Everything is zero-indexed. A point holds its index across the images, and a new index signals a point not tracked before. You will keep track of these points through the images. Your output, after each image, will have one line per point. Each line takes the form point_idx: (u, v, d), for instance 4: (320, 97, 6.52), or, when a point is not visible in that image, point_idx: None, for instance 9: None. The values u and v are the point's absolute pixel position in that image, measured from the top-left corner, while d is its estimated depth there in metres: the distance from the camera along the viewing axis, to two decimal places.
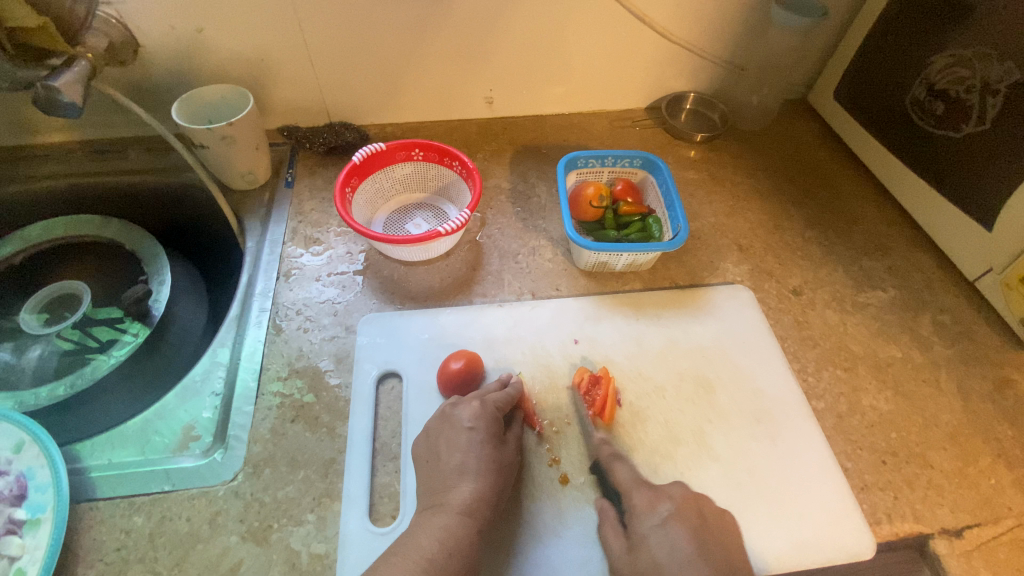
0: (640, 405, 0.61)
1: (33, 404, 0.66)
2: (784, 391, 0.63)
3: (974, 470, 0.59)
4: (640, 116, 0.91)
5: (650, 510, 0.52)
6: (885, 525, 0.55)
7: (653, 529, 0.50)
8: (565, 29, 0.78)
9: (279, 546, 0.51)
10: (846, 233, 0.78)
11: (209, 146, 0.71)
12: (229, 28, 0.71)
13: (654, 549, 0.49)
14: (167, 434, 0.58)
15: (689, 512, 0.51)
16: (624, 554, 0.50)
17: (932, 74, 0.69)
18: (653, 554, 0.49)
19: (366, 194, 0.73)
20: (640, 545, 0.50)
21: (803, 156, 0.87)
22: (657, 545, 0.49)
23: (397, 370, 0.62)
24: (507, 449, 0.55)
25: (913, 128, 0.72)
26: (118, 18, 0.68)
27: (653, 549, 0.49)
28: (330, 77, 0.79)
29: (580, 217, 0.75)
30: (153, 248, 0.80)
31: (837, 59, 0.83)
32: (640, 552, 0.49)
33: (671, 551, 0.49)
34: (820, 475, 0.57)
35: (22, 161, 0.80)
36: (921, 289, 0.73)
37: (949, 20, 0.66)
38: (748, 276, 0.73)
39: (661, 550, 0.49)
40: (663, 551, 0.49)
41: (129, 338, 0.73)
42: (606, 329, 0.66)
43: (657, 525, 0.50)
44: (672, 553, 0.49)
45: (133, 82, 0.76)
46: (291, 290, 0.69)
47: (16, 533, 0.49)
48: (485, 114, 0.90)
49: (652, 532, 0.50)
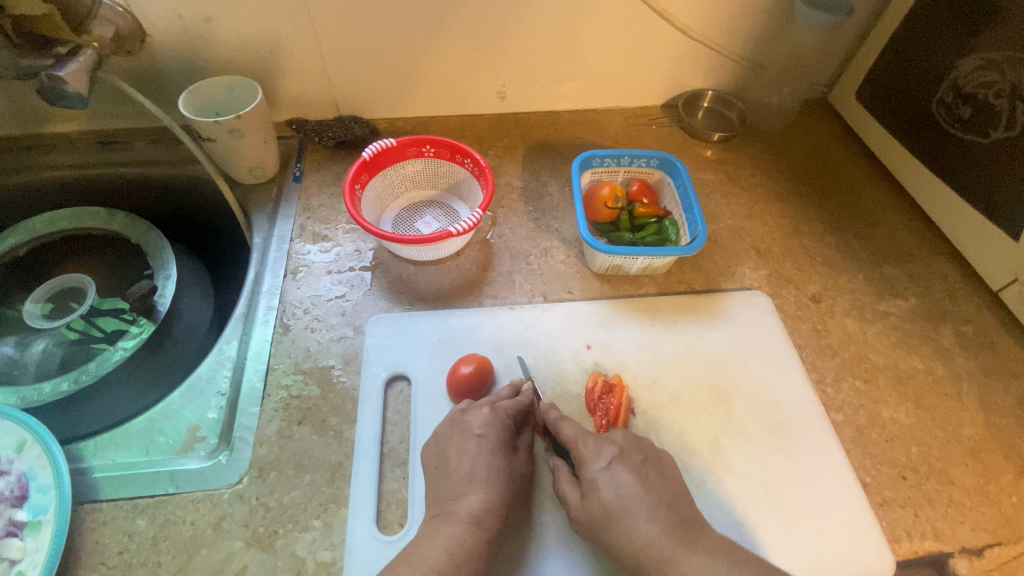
0: (653, 414, 0.59)
1: (37, 401, 0.63)
2: (802, 401, 0.61)
3: (996, 488, 0.57)
4: (656, 114, 0.89)
5: (595, 457, 0.51)
6: (904, 542, 0.54)
7: (600, 472, 0.50)
8: (581, 23, 0.76)
9: (284, 553, 0.50)
10: (866, 239, 0.76)
11: (216, 140, 0.70)
12: (237, 17, 0.69)
13: (602, 491, 0.49)
14: (172, 435, 0.57)
15: (632, 452, 0.51)
16: (578, 502, 0.50)
17: (959, 76, 0.67)
18: (602, 496, 0.48)
19: (376, 190, 0.72)
20: (590, 492, 0.49)
21: (823, 157, 0.85)
22: (605, 486, 0.49)
23: (406, 373, 0.61)
24: (519, 457, 0.54)
25: (938, 132, 0.70)
26: (126, 6, 0.66)
27: (601, 490, 0.49)
28: (340, 70, 0.77)
29: (594, 218, 0.73)
30: (159, 241, 0.77)
31: (860, 59, 0.81)
32: (591, 497, 0.49)
33: (617, 492, 0.48)
34: (838, 490, 0.56)
35: (27, 152, 0.78)
36: (943, 299, 0.71)
37: (977, 22, 0.64)
38: (766, 282, 0.71)
39: (608, 491, 0.48)
40: (610, 491, 0.48)
41: (136, 331, 0.72)
42: (619, 335, 0.65)
43: (603, 468, 0.50)
44: (620, 491, 0.48)
45: (139, 72, 0.74)
46: (299, 288, 0.67)
47: (18, 535, 0.48)
48: (497, 110, 0.88)
49: (599, 475, 0.49)
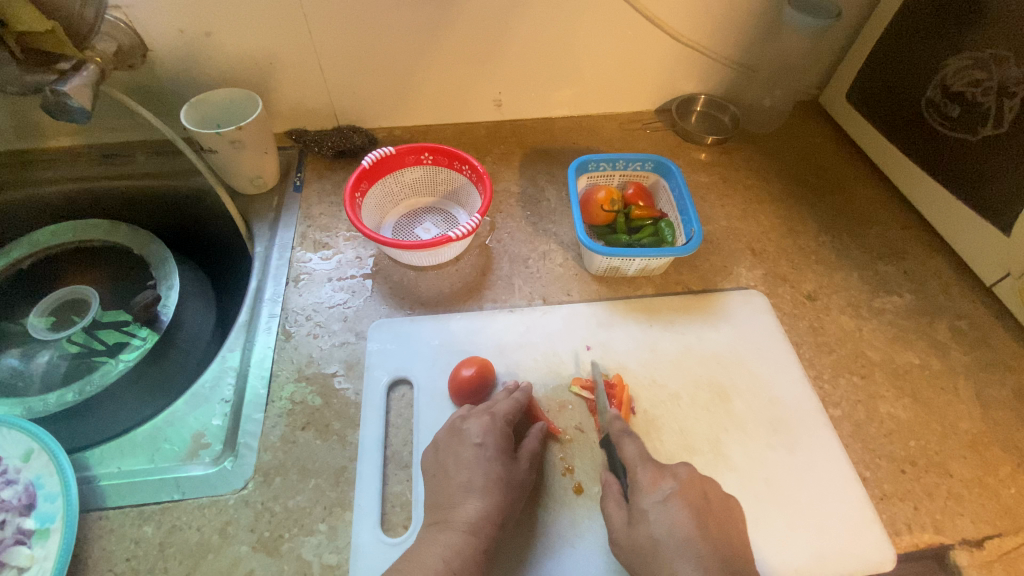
0: (655, 413, 0.60)
1: (41, 411, 0.64)
2: (800, 398, 0.62)
3: (994, 480, 0.58)
4: (650, 119, 0.91)
5: (653, 487, 0.51)
6: (905, 535, 0.54)
7: (654, 505, 0.49)
8: (575, 31, 0.77)
9: (290, 556, 0.51)
10: (860, 236, 0.77)
11: (218, 151, 0.71)
12: (237, 31, 0.71)
13: (652, 525, 0.48)
14: (177, 442, 0.57)
15: (694, 492, 0.51)
16: (624, 527, 0.50)
17: (947, 76, 0.68)
18: (651, 529, 0.48)
19: (375, 198, 0.73)
20: (639, 521, 0.49)
21: (815, 159, 0.86)
22: (657, 522, 0.48)
23: (408, 377, 0.61)
24: (519, 465, 0.54)
25: (927, 130, 0.71)
26: (128, 22, 0.67)
27: (652, 524, 0.48)
28: (339, 81, 0.79)
29: (591, 222, 0.74)
30: (162, 252, 0.78)
31: (849, 62, 0.83)
32: (639, 527, 0.49)
33: (671, 528, 0.48)
34: (839, 484, 0.57)
35: (27, 167, 0.80)
36: (937, 295, 0.72)
37: (963, 22, 0.65)
38: (762, 281, 0.72)
39: (660, 526, 0.48)
40: (661, 527, 0.48)
41: (139, 342, 0.73)
42: (619, 335, 0.65)
43: (660, 501, 0.50)
44: (672, 531, 0.48)
45: (142, 86, 0.76)
46: (301, 295, 0.68)
47: (26, 543, 0.49)
48: (494, 117, 0.89)
49: (652, 507, 0.49)
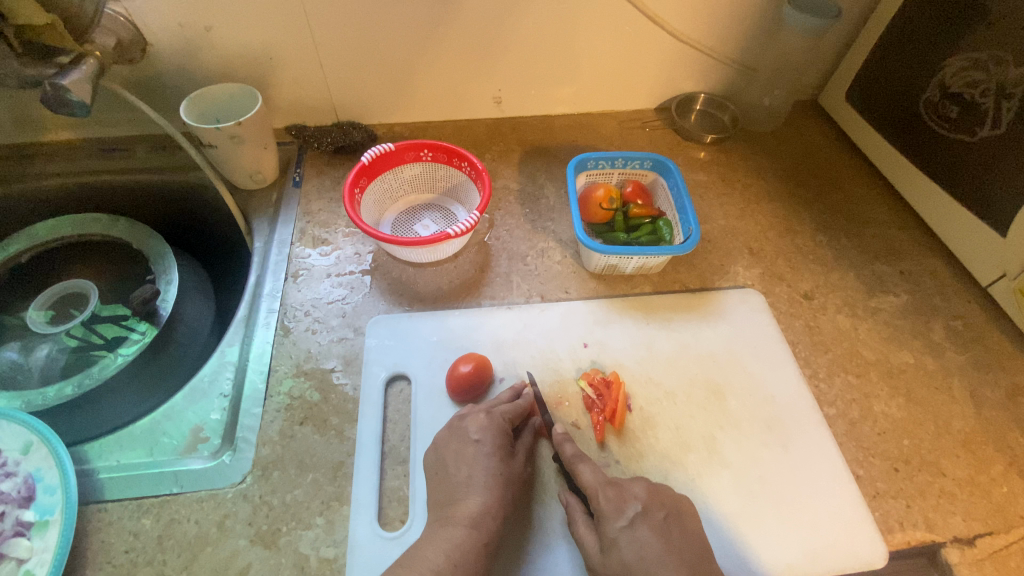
0: (650, 410, 0.60)
1: (40, 404, 0.64)
2: (795, 397, 0.62)
3: (987, 479, 0.58)
4: (650, 117, 0.91)
5: (617, 513, 0.49)
6: (897, 533, 0.55)
7: (622, 531, 0.48)
8: (575, 28, 0.77)
9: (287, 550, 0.51)
10: (857, 236, 0.77)
11: (217, 146, 0.71)
12: (237, 26, 0.71)
13: (624, 550, 0.47)
14: (176, 436, 0.58)
15: (655, 509, 0.50)
16: (597, 556, 0.48)
17: (946, 77, 0.68)
18: (622, 556, 0.47)
19: (374, 194, 0.73)
20: (610, 549, 0.48)
21: (814, 159, 0.87)
22: (626, 546, 0.47)
23: (406, 373, 0.62)
24: (516, 461, 0.55)
25: (926, 130, 0.72)
26: (127, 16, 0.67)
27: (622, 551, 0.47)
28: (339, 77, 0.79)
29: (590, 219, 0.74)
30: (161, 246, 0.78)
31: (848, 62, 0.83)
32: (611, 554, 0.48)
33: (640, 552, 0.47)
34: (832, 481, 0.57)
35: (27, 160, 0.80)
36: (933, 295, 0.72)
37: (961, 23, 0.65)
38: (759, 280, 0.72)
39: (631, 551, 0.47)
40: (632, 552, 0.47)
41: (137, 336, 0.72)
42: (615, 333, 0.66)
43: (626, 527, 0.48)
44: (644, 551, 0.47)
45: (142, 80, 0.76)
46: (299, 290, 0.68)
47: (25, 535, 0.49)
48: (494, 114, 0.89)
49: (620, 534, 0.48)
